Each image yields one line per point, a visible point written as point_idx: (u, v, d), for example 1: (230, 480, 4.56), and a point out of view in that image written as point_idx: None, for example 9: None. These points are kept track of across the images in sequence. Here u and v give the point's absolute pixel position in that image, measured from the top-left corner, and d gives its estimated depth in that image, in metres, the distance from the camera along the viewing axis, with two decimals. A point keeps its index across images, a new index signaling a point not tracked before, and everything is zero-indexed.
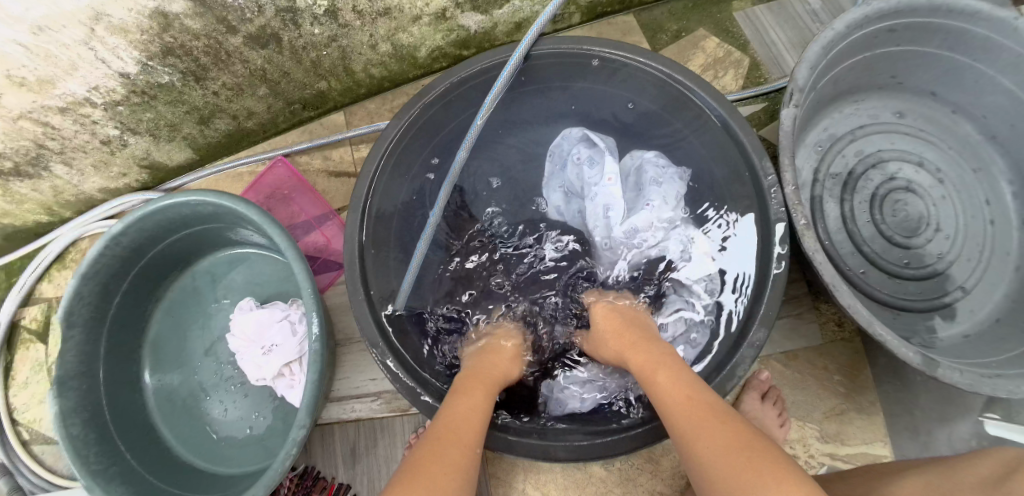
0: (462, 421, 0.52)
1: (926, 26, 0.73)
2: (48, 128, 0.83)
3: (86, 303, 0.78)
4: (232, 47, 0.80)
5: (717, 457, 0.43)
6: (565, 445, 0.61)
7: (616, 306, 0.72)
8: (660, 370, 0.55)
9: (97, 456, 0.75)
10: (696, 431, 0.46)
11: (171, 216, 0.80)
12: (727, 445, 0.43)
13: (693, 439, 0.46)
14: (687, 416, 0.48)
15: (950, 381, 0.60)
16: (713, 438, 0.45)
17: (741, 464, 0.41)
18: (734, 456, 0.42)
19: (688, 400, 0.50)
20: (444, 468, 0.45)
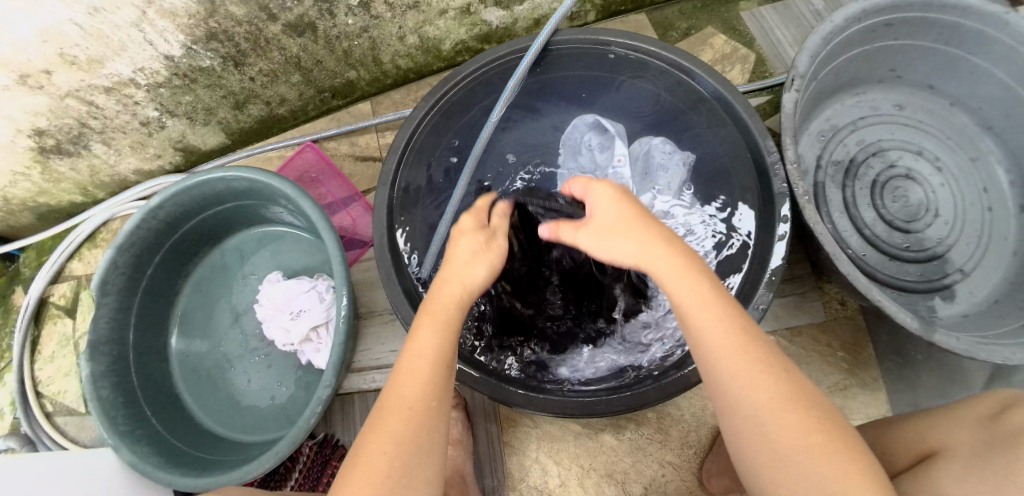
0: (418, 375, 0.47)
1: (922, 20, 0.79)
2: (92, 107, 0.88)
3: (120, 273, 0.82)
4: (271, 34, 0.85)
5: (771, 418, 0.40)
6: (580, 401, 0.63)
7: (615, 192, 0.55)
8: (700, 292, 0.45)
9: (124, 418, 0.78)
10: (747, 386, 0.41)
11: (206, 192, 0.84)
12: (785, 409, 0.40)
13: (738, 390, 0.41)
14: (731, 365, 0.42)
15: (947, 345, 0.63)
16: (765, 397, 0.40)
17: (805, 433, 0.39)
18: (796, 420, 0.39)
19: (742, 343, 0.43)
20: (385, 444, 0.43)
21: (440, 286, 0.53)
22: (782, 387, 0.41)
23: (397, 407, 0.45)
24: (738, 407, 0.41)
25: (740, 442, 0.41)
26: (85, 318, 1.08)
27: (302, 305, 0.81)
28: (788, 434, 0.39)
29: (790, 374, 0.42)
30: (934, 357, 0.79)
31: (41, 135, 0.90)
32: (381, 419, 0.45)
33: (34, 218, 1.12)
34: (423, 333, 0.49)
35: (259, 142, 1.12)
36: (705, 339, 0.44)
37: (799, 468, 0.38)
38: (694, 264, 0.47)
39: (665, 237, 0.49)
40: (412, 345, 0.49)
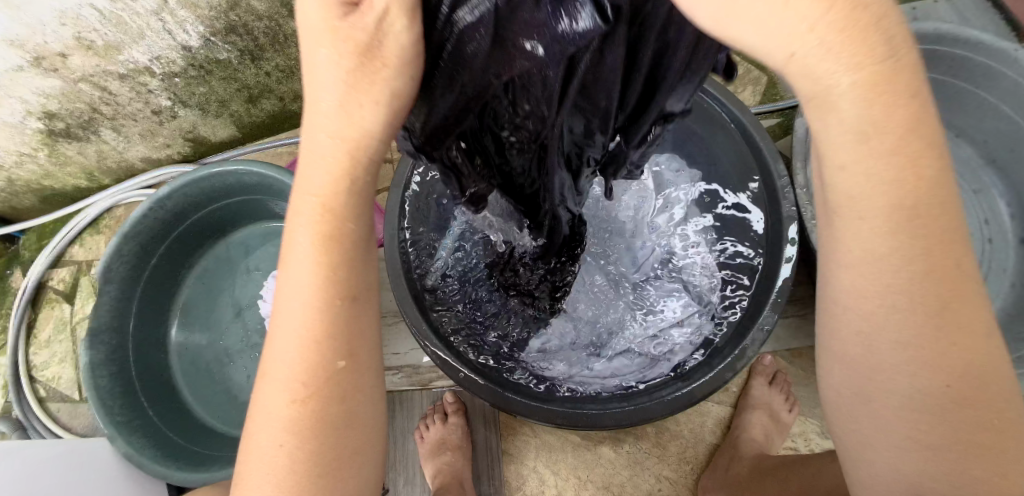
0: (304, 337, 0.32)
1: (931, 53, 0.81)
2: (105, 93, 0.88)
3: (124, 261, 0.82)
4: (291, 31, 0.86)
5: (930, 409, 0.28)
6: (610, 413, 0.63)
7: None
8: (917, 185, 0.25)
9: (121, 407, 0.77)
10: (924, 366, 0.27)
11: (216, 185, 0.84)
12: (951, 402, 0.28)
13: (902, 363, 0.28)
14: (910, 328, 0.27)
15: None
16: (932, 377, 0.28)
17: (965, 431, 0.28)
18: (959, 418, 0.28)
19: (943, 283, 0.27)
20: (275, 432, 0.33)
21: (305, 163, 0.30)
22: (966, 369, 0.27)
23: (276, 378, 0.33)
24: (878, 371, 0.29)
25: (857, 408, 0.31)
26: (84, 304, 1.07)
27: None
28: (942, 430, 0.28)
29: (989, 348, 0.28)
30: None
31: (52, 118, 0.89)
32: (265, 385, 0.34)
33: (37, 201, 1.11)
34: (295, 260, 0.32)
35: (270, 136, 1.13)
36: (870, 251, 0.27)
37: (932, 470, 0.29)
38: (910, 118, 0.24)
39: (884, 54, 0.22)
40: (288, 277, 0.32)
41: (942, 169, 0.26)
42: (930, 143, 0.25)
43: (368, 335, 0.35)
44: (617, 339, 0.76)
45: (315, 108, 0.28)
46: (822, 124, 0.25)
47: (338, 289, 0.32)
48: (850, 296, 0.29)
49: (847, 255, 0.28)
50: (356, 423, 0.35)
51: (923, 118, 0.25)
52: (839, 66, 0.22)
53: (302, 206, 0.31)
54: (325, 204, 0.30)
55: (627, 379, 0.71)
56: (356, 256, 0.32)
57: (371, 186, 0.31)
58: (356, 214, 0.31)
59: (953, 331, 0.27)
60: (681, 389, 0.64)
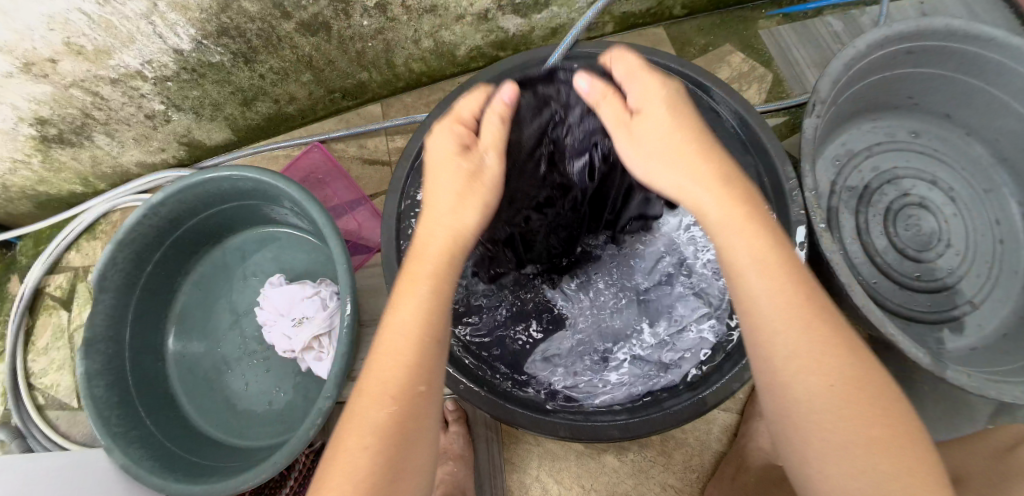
0: (395, 357, 0.40)
1: (941, 50, 0.79)
2: (97, 98, 0.86)
3: (118, 269, 0.80)
4: (285, 32, 0.84)
5: (830, 407, 0.36)
6: (616, 424, 0.62)
7: (670, 94, 0.45)
8: (756, 240, 0.40)
9: (118, 418, 0.76)
10: (805, 372, 0.37)
11: (210, 190, 0.82)
12: (842, 399, 0.36)
13: (795, 373, 0.37)
14: (789, 342, 0.37)
15: (958, 382, 0.63)
16: (824, 382, 0.36)
17: (862, 427, 0.35)
18: (852, 411, 0.36)
19: (808, 318, 0.38)
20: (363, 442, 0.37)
21: (423, 240, 0.45)
22: (844, 373, 0.37)
23: (374, 391, 0.39)
24: (788, 387, 0.37)
25: (789, 428, 0.37)
26: (81, 310, 1.06)
27: (304, 311, 0.80)
28: (847, 428, 0.35)
29: (847, 354, 0.37)
30: (939, 388, 0.79)
31: (44, 124, 0.88)
32: (359, 403, 0.39)
33: (33, 206, 1.10)
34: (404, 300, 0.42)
35: (266, 139, 1.11)
36: (759, 304, 0.39)
37: (862, 466, 0.34)
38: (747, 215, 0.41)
39: (718, 168, 0.42)
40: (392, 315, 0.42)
41: (783, 251, 0.40)
42: (765, 230, 0.41)
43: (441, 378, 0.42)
44: (621, 346, 0.74)
45: (436, 203, 0.46)
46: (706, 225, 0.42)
47: (428, 330, 0.41)
48: (753, 336, 0.39)
49: (746, 317, 0.40)
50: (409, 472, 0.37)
51: (758, 217, 0.41)
52: (689, 180, 0.42)
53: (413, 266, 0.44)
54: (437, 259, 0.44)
55: (635, 389, 0.68)
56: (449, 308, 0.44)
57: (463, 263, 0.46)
58: (452, 275, 0.44)
59: (825, 350, 0.37)
60: (689, 400, 0.62)
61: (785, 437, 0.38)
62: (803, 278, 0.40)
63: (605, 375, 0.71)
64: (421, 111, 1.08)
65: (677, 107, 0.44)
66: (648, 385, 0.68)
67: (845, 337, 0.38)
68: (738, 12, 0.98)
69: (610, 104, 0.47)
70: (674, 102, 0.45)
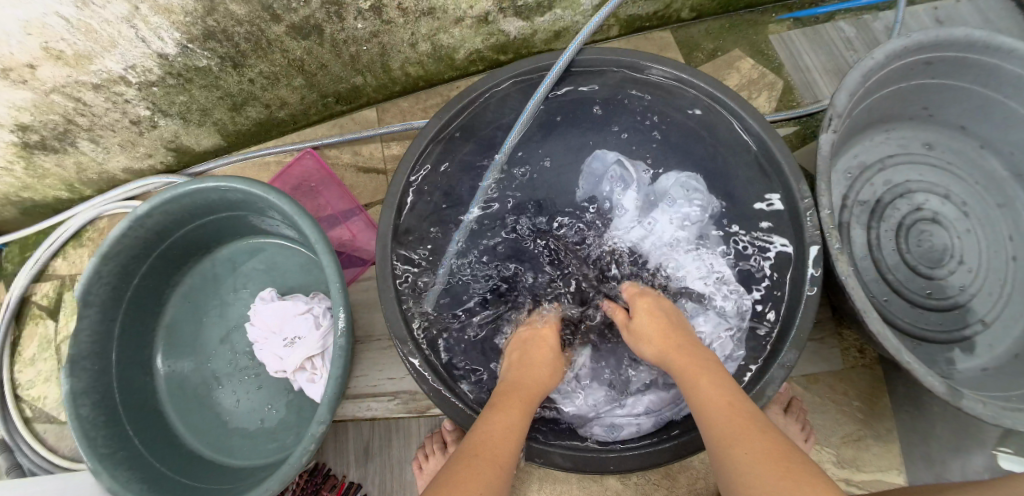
0: (496, 437, 0.51)
1: (961, 60, 0.75)
2: (79, 104, 0.82)
3: (104, 284, 0.78)
4: (274, 36, 0.80)
5: (746, 458, 0.43)
6: (615, 457, 0.60)
7: (652, 303, 0.68)
8: (701, 376, 0.55)
9: (105, 439, 0.74)
10: (728, 438, 0.46)
11: (198, 201, 0.79)
12: (755, 458, 0.43)
13: (721, 440, 0.47)
14: (716, 420, 0.49)
15: (975, 412, 0.59)
16: (742, 449, 0.44)
17: (773, 477, 0.41)
18: (765, 467, 0.42)
19: (733, 414, 0.48)
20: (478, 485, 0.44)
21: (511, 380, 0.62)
22: (757, 444, 0.44)
23: (490, 459, 0.48)
24: (724, 462, 0.45)
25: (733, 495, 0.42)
26: (68, 321, 1.03)
27: (297, 329, 0.77)
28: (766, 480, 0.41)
29: (762, 426, 0.47)
30: (950, 410, 0.76)
31: (25, 130, 0.85)
32: (477, 465, 0.47)
33: (18, 212, 1.07)
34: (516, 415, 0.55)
35: (257, 145, 1.07)
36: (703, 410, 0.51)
37: None
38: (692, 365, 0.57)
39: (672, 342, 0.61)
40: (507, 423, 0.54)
41: (722, 382, 0.54)
42: (710, 372, 0.55)
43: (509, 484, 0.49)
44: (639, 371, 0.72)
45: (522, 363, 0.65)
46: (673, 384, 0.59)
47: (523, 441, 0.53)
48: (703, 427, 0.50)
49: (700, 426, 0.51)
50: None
51: (702, 364, 0.57)
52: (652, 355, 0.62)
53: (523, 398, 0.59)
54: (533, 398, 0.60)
55: (663, 417, 0.68)
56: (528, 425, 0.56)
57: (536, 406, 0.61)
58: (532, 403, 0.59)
59: (740, 429, 0.46)
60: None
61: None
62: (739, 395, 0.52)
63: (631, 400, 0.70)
64: (417, 116, 1.04)
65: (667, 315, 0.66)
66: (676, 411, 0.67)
67: (762, 424, 0.47)
68: (748, 15, 0.95)
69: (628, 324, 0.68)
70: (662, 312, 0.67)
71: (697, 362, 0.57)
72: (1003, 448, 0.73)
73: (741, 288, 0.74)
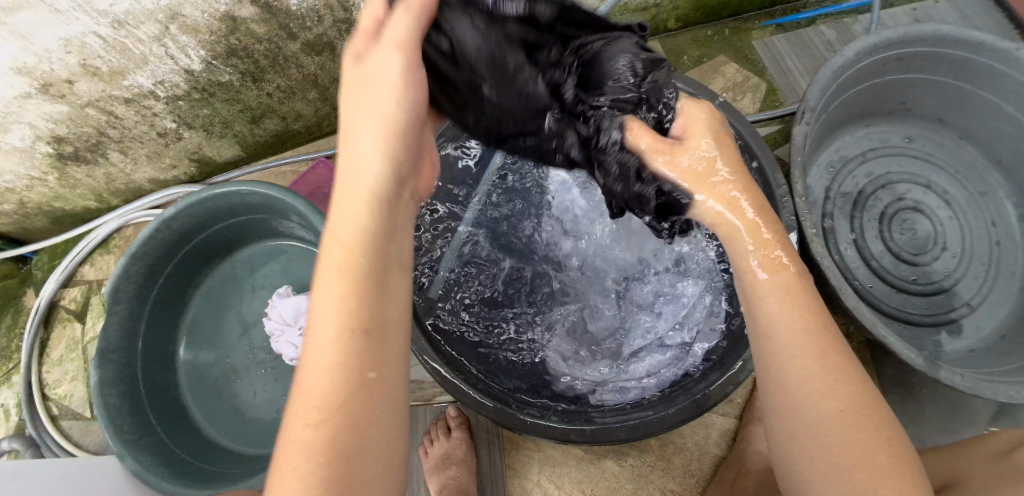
0: (311, 365, 0.37)
1: (933, 55, 0.81)
2: (111, 117, 0.90)
3: (132, 281, 0.83)
4: (291, 52, 0.87)
5: (853, 430, 0.39)
6: (624, 425, 0.64)
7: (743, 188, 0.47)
8: (795, 295, 0.44)
9: (130, 426, 0.78)
10: (818, 391, 0.40)
11: (221, 204, 0.85)
12: (851, 424, 0.39)
13: (803, 389, 0.41)
14: (803, 362, 0.41)
15: (952, 382, 0.64)
16: (835, 407, 0.40)
17: (874, 451, 0.38)
18: (864, 436, 0.39)
19: (829, 360, 0.41)
20: (285, 465, 0.35)
21: (335, 206, 0.41)
22: (855, 407, 0.40)
23: (301, 411, 0.36)
24: (799, 409, 0.41)
25: (802, 448, 0.40)
26: (94, 323, 1.09)
27: None
28: (857, 452, 0.38)
29: (864, 387, 0.41)
30: (936, 389, 0.80)
31: (60, 142, 0.91)
32: (288, 422, 0.36)
33: (49, 222, 1.13)
34: (323, 279, 0.39)
35: (274, 156, 1.14)
36: (776, 329, 0.43)
37: (862, 487, 0.37)
38: (782, 273, 0.45)
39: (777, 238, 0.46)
40: (312, 325, 0.38)
41: (815, 306, 0.44)
42: (803, 292, 0.44)
43: (396, 351, 0.40)
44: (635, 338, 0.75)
45: (346, 165, 0.42)
46: (751, 278, 0.45)
47: (355, 317, 0.37)
48: (771, 364, 0.43)
49: (762, 342, 0.44)
50: (371, 451, 0.36)
51: (798, 277, 0.45)
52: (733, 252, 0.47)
53: (330, 241, 0.40)
54: (357, 239, 0.39)
55: (663, 378, 0.70)
56: (372, 288, 0.39)
57: (387, 228, 0.41)
58: (375, 242, 0.40)
59: (836, 383, 0.40)
60: (698, 392, 0.64)
61: (793, 452, 0.41)
62: (821, 315, 0.43)
63: (634, 368, 0.72)
64: None
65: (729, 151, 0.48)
66: (676, 371, 0.70)
67: (857, 372, 0.42)
68: (732, 24, 1.01)
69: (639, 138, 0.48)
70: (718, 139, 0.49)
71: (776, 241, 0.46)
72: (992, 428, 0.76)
73: None
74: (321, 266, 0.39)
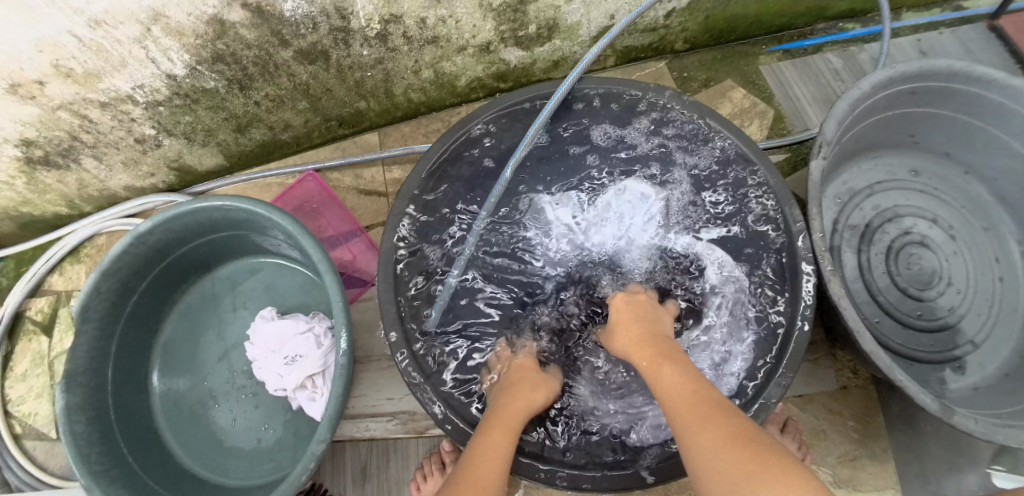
0: (483, 467, 0.53)
1: (944, 90, 0.79)
2: (85, 121, 0.83)
3: (103, 299, 0.77)
4: (282, 60, 0.82)
5: (720, 447, 0.43)
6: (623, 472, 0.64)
7: (631, 323, 0.66)
8: (663, 366, 0.56)
9: (99, 456, 0.73)
10: (690, 430, 0.46)
11: (202, 219, 0.80)
12: (717, 442, 0.43)
13: (682, 432, 0.47)
14: (677, 410, 0.49)
15: (966, 428, 0.63)
16: (704, 435, 0.45)
17: (738, 458, 0.41)
18: (729, 449, 0.42)
19: (692, 402, 0.49)
20: None
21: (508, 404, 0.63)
22: (720, 431, 0.44)
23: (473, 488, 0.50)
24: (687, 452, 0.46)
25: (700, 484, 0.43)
26: (63, 337, 1.02)
27: (297, 347, 0.77)
28: (730, 462, 0.41)
29: (728, 421, 0.45)
30: (942, 428, 0.78)
31: (29, 146, 0.85)
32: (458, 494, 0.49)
33: (15, 227, 1.06)
34: (497, 435, 0.57)
35: (260, 166, 1.08)
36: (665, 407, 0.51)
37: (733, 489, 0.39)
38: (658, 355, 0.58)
39: (652, 348, 0.60)
40: (488, 452, 0.55)
41: (687, 370, 0.54)
42: (675, 361, 0.56)
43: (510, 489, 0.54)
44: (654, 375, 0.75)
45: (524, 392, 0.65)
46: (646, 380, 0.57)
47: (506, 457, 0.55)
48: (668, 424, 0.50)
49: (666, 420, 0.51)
50: None
51: (669, 354, 0.58)
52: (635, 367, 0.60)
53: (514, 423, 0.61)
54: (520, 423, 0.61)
55: None
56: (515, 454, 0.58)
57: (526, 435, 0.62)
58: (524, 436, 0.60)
59: (702, 417, 0.46)
60: None
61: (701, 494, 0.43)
62: (695, 381, 0.52)
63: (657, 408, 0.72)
64: (418, 141, 1.05)
65: (636, 310, 0.68)
66: None
67: (725, 404, 0.48)
68: (739, 48, 0.99)
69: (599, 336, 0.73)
70: (634, 307, 0.69)
71: (655, 349, 0.59)
72: (997, 466, 0.73)
73: (730, 294, 0.76)
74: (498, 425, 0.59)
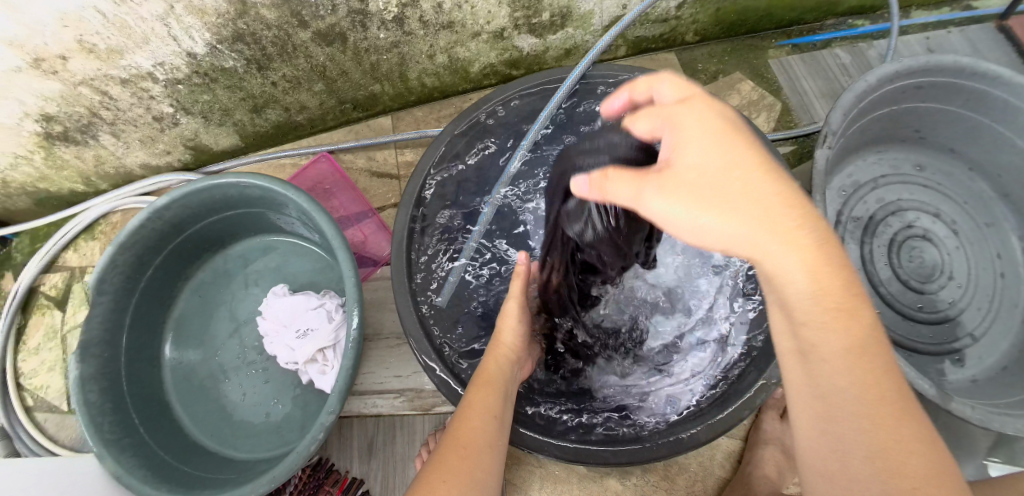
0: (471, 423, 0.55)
1: (951, 85, 0.80)
2: (105, 97, 0.85)
3: (118, 272, 0.78)
4: (300, 41, 0.83)
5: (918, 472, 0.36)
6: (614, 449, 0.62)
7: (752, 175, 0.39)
8: (849, 303, 0.38)
9: (111, 425, 0.74)
10: (873, 431, 0.37)
11: (218, 196, 0.81)
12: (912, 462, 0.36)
13: (856, 423, 0.38)
14: (857, 398, 0.38)
15: (963, 414, 0.64)
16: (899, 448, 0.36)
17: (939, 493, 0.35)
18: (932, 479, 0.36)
19: (884, 396, 0.38)
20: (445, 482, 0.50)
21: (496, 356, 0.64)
22: (913, 439, 0.37)
23: (462, 451, 0.53)
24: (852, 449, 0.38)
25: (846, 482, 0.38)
26: (76, 311, 1.04)
27: (309, 322, 0.79)
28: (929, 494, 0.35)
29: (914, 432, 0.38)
30: (940, 419, 0.79)
31: (49, 121, 0.87)
32: (447, 459, 0.52)
33: (31, 203, 1.08)
34: (487, 389, 0.59)
35: (274, 148, 1.10)
36: (831, 376, 0.39)
37: None
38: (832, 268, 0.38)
39: (806, 234, 0.38)
40: (482, 410, 0.56)
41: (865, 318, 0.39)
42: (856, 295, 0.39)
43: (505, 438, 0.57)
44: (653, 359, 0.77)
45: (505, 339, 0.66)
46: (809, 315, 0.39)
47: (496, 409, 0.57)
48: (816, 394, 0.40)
49: (815, 382, 0.40)
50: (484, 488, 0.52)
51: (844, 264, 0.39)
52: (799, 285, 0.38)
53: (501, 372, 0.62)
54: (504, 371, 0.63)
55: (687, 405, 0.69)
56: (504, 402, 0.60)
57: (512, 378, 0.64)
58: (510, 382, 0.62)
59: (897, 422, 0.37)
60: (720, 412, 0.63)
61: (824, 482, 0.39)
62: (882, 354, 0.39)
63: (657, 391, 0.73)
64: (431, 126, 1.07)
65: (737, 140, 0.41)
66: (697, 393, 0.70)
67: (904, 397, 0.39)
68: (748, 41, 1.00)
69: (620, 177, 0.44)
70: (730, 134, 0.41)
71: (826, 251, 0.38)
72: (992, 458, 0.76)
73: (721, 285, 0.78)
74: (488, 379, 0.60)
